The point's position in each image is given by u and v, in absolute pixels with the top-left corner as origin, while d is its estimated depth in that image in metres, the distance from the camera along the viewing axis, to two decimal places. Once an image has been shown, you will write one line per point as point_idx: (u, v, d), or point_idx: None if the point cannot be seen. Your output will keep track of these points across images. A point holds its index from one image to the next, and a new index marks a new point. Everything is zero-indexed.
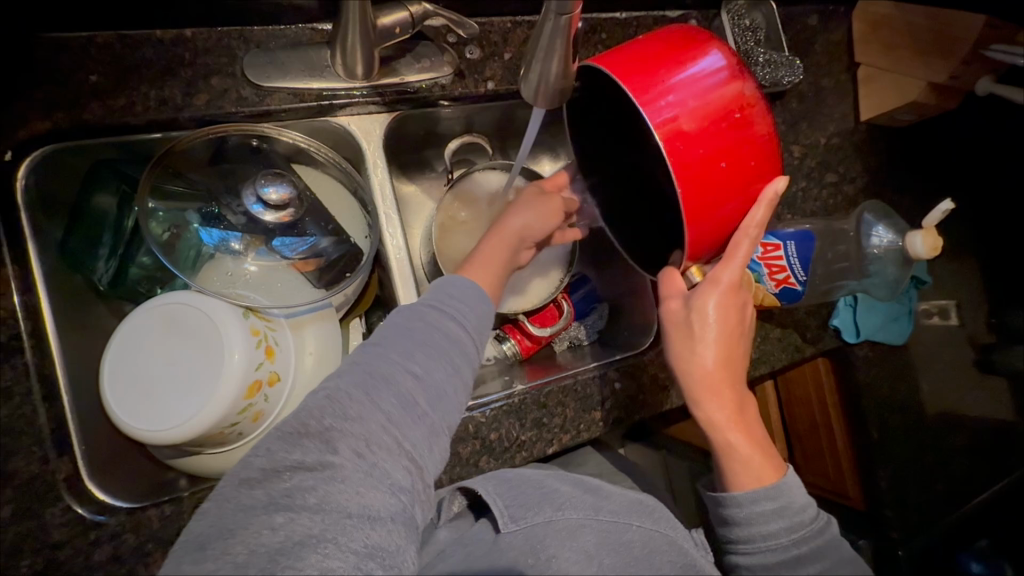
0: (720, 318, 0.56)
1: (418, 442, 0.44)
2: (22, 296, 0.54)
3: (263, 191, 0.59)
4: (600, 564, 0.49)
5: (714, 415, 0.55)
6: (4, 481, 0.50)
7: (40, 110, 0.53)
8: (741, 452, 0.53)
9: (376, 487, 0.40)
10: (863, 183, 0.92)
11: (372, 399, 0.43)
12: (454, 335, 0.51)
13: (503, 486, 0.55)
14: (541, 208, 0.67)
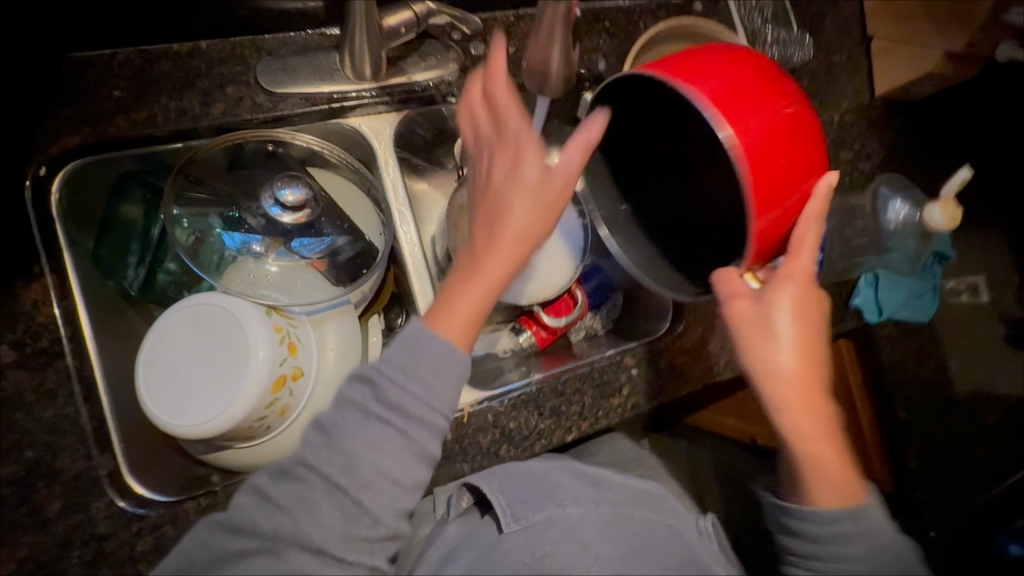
0: (790, 323, 0.51)
1: (377, 510, 0.45)
2: (61, 303, 0.56)
3: (280, 194, 0.61)
4: (599, 556, 0.49)
5: (803, 429, 0.49)
6: (53, 477, 0.54)
7: (70, 126, 0.56)
8: (827, 468, 0.49)
9: (334, 550, 0.43)
10: (880, 159, 0.90)
11: (323, 478, 0.44)
12: (423, 392, 0.47)
13: (505, 484, 0.58)
14: (544, 192, 0.49)
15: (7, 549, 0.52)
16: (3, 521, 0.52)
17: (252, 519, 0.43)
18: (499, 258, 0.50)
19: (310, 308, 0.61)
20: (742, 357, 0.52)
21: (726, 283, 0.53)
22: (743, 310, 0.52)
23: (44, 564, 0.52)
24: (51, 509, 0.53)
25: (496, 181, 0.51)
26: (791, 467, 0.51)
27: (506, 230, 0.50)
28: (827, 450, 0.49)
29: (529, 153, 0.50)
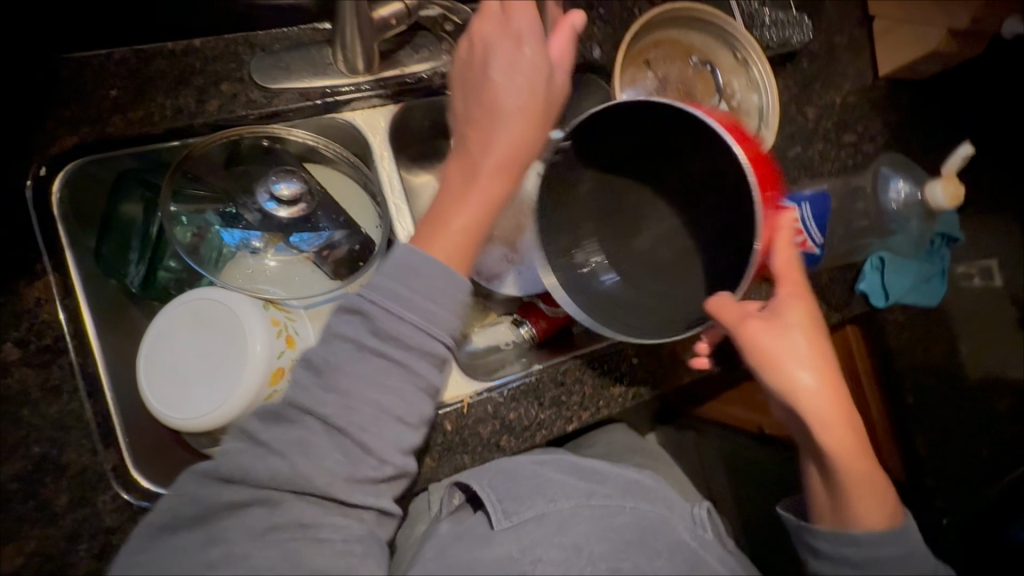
0: (800, 352, 0.51)
1: (379, 449, 0.48)
2: (64, 302, 0.57)
3: (274, 188, 0.62)
4: (590, 553, 0.53)
5: (839, 443, 0.51)
6: (60, 471, 0.55)
7: (69, 126, 0.57)
8: (869, 475, 0.51)
9: (337, 493, 0.47)
10: (884, 142, 0.88)
11: (321, 421, 0.47)
12: (421, 323, 0.49)
13: (498, 479, 0.61)
14: (529, 109, 0.54)
15: (17, 542, 0.53)
16: (13, 515, 0.53)
17: (251, 471, 0.46)
18: (492, 177, 0.54)
19: (307, 302, 0.62)
20: (771, 386, 0.51)
21: (734, 323, 0.50)
22: (759, 344, 0.51)
23: (53, 556, 0.54)
24: (59, 503, 0.54)
25: (490, 91, 0.54)
26: (837, 482, 0.51)
27: (502, 150, 0.53)
28: (865, 464, 0.51)
29: (527, 73, 0.53)
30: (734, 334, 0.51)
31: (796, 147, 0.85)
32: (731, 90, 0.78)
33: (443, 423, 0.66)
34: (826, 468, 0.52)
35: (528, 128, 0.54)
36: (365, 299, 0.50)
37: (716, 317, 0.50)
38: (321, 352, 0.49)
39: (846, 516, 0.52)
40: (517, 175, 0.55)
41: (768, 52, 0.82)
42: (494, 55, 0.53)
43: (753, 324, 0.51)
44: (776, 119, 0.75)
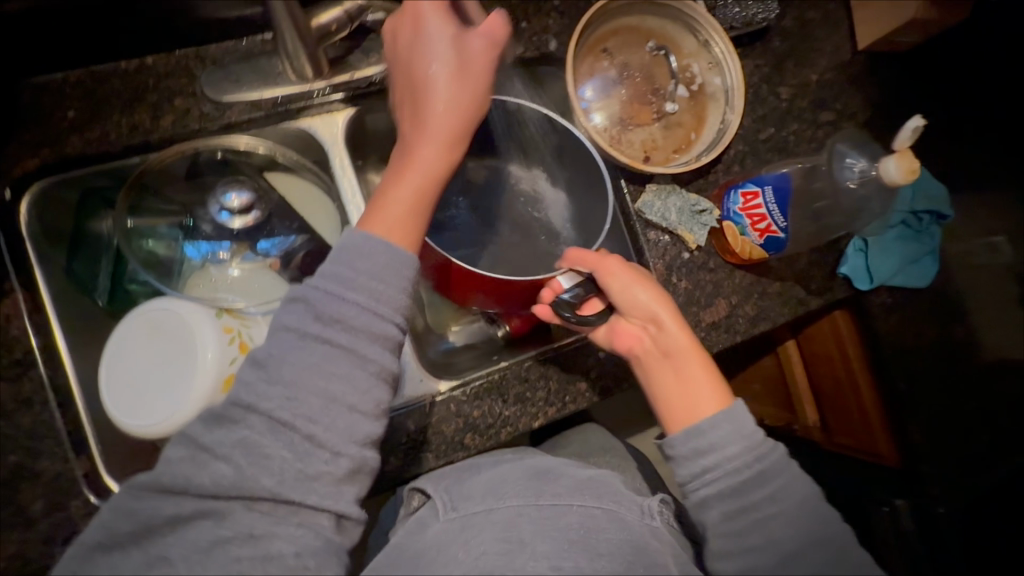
0: (643, 282, 0.67)
1: (332, 441, 0.47)
2: (33, 317, 0.60)
3: (225, 199, 0.65)
4: (533, 551, 0.55)
5: (677, 338, 0.66)
6: (34, 479, 0.57)
7: (29, 149, 0.59)
8: (705, 363, 0.65)
9: (291, 495, 0.45)
10: (865, 119, 0.85)
11: (266, 417, 0.46)
12: (365, 304, 0.49)
13: (452, 484, 0.65)
14: (451, 65, 0.53)
15: None
16: None
17: (198, 478, 0.44)
18: (431, 145, 0.54)
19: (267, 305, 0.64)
20: (624, 300, 0.66)
21: (594, 262, 0.66)
22: (616, 277, 0.66)
23: (30, 559, 0.56)
24: (35, 509, 0.57)
25: (409, 61, 0.54)
26: (682, 369, 0.65)
27: (432, 117, 0.53)
28: (702, 363, 0.65)
29: (450, 38, 0.52)
30: (597, 271, 0.66)
31: (769, 129, 0.82)
32: (691, 72, 0.78)
33: (407, 422, 0.67)
34: (675, 371, 0.65)
35: (459, 91, 0.54)
36: (307, 286, 0.49)
37: (580, 259, 0.66)
38: (266, 347, 0.48)
39: (697, 412, 0.62)
40: (459, 140, 0.55)
41: (732, 33, 0.80)
42: (413, 22, 0.53)
43: (611, 262, 0.66)
44: (740, 101, 0.74)
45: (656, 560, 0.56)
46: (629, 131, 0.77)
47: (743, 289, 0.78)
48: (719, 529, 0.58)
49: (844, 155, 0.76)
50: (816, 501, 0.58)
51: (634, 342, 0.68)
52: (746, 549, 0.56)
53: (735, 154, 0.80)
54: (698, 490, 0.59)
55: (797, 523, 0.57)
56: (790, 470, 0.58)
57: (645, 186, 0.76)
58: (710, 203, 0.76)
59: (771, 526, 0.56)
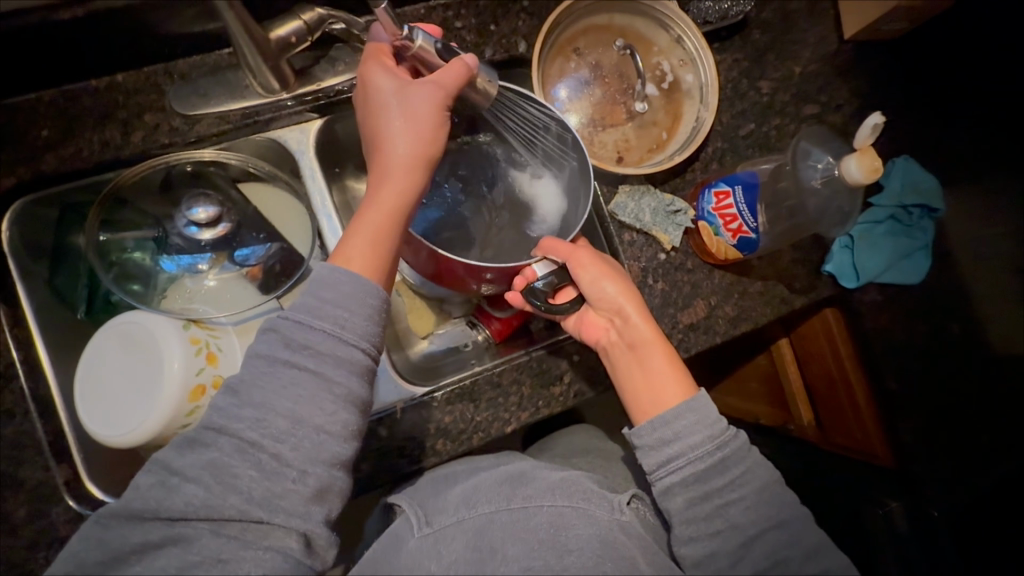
0: (611, 274, 0.67)
1: (299, 460, 0.47)
2: (14, 329, 0.63)
3: (192, 213, 0.67)
4: (504, 555, 0.55)
5: (643, 330, 0.66)
6: (17, 487, 0.60)
7: (6, 169, 0.62)
8: (671, 356, 0.65)
9: (261, 514, 0.46)
10: (852, 111, 0.81)
11: (235, 439, 0.46)
12: (330, 330, 0.50)
13: (426, 498, 0.65)
14: (405, 117, 0.54)
15: None
16: None
17: (173, 500, 0.45)
18: (390, 189, 0.55)
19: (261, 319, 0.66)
20: (595, 291, 0.66)
21: (566, 252, 0.65)
22: (587, 268, 0.65)
23: (15, 564, 0.58)
24: (18, 515, 0.59)
25: (367, 113, 0.56)
26: (649, 362, 0.65)
27: (386, 165, 0.55)
28: (666, 355, 0.65)
29: (404, 86, 0.54)
30: (568, 261, 0.65)
31: (750, 125, 0.80)
32: (662, 70, 0.77)
33: (379, 427, 0.68)
34: (639, 363, 0.65)
35: (416, 134, 0.54)
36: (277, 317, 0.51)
37: (551, 247, 0.65)
38: (237, 374, 0.49)
39: (660, 403, 0.62)
40: (417, 181, 0.56)
41: (706, 27, 0.78)
42: (370, 74, 0.55)
43: (582, 253, 0.66)
44: (714, 98, 0.73)
45: (624, 554, 0.56)
46: (600, 132, 0.76)
47: (721, 289, 0.77)
48: (683, 517, 0.57)
49: (808, 155, 0.73)
50: (774, 486, 0.58)
51: (601, 334, 0.68)
52: (710, 534, 0.57)
53: (714, 151, 0.78)
54: (663, 478, 0.59)
55: (761, 507, 0.57)
56: (751, 456, 0.59)
57: (618, 187, 0.75)
58: (685, 203, 0.75)
59: (732, 512, 0.57)
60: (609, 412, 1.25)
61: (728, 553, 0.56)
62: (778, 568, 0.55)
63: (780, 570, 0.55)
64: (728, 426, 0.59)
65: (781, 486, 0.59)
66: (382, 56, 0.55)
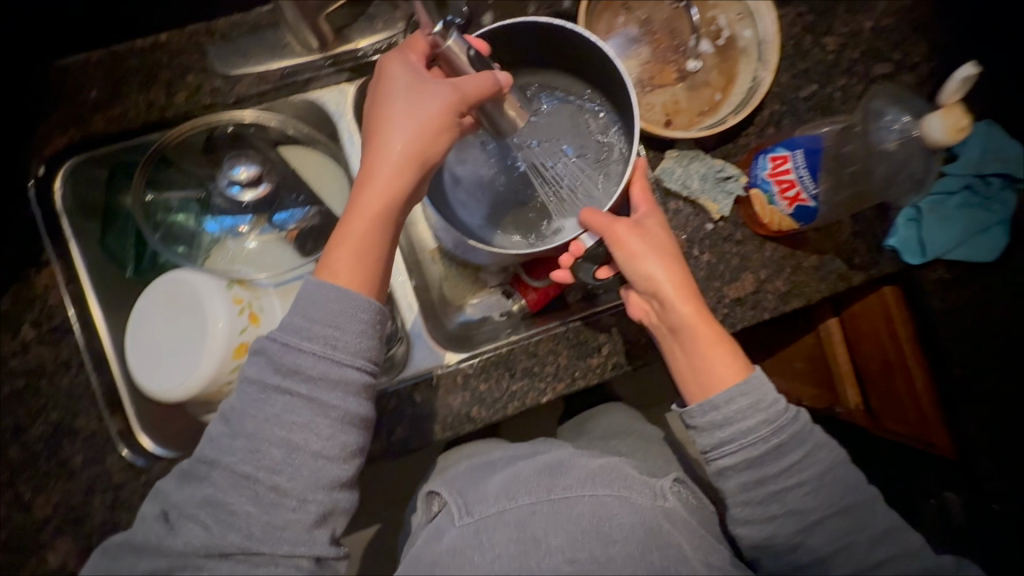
0: (652, 250, 0.62)
1: (297, 489, 0.48)
2: (68, 286, 0.64)
3: (235, 173, 0.66)
4: (548, 546, 0.55)
5: (689, 312, 0.60)
6: (75, 434, 0.63)
7: (59, 128, 0.64)
8: (722, 341, 0.59)
9: (260, 547, 0.47)
10: (929, 72, 0.74)
11: (227, 472, 0.48)
12: (322, 352, 0.49)
13: (466, 494, 0.65)
14: (413, 115, 0.53)
15: (44, 495, 0.62)
16: (40, 471, 0.62)
17: (173, 540, 0.47)
18: (386, 183, 0.54)
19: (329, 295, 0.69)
20: (635, 270, 0.62)
21: (603, 225, 0.62)
22: (626, 244, 0.62)
23: (74, 507, 0.62)
24: (76, 462, 0.62)
25: (378, 105, 0.55)
26: (695, 347, 0.60)
27: (386, 162, 0.54)
28: (715, 337, 0.60)
29: (419, 83, 0.55)
30: (605, 235, 0.63)
31: (812, 86, 0.74)
32: (717, 26, 0.73)
33: (414, 393, 0.68)
34: (685, 348, 0.60)
35: (419, 130, 0.54)
36: (266, 339, 0.51)
37: (590, 222, 0.62)
38: (233, 400, 0.51)
39: (711, 387, 0.58)
40: (411, 179, 0.54)
41: None
42: (393, 67, 0.56)
43: (621, 227, 0.62)
44: (772, 55, 0.68)
45: (670, 542, 0.56)
46: (648, 93, 0.73)
47: (773, 263, 0.72)
48: (739, 499, 0.56)
49: (882, 114, 0.69)
50: (839, 468, 0.56)
51: (644, 315, 0.65)
52: (767, 518, 0.55)
53: (770, 114, 0.73)
54: (717, 460, 0.57)
55: (821, 491, 0.55)
56: (814, 437, 0.56)
57: (665, 151, 0.72)
58: (737, 169, 0.71)
59: (792, 497, 0.55)
60: (643, 392, 1.23)
61: (787, 537, 0.55)
62: (843, 552, 0.54)
63: (845, 554, 0.54)
64: (788, 407, 0.56)
65: (847, 469, 0.56)
66: (410, 51, 0.57)
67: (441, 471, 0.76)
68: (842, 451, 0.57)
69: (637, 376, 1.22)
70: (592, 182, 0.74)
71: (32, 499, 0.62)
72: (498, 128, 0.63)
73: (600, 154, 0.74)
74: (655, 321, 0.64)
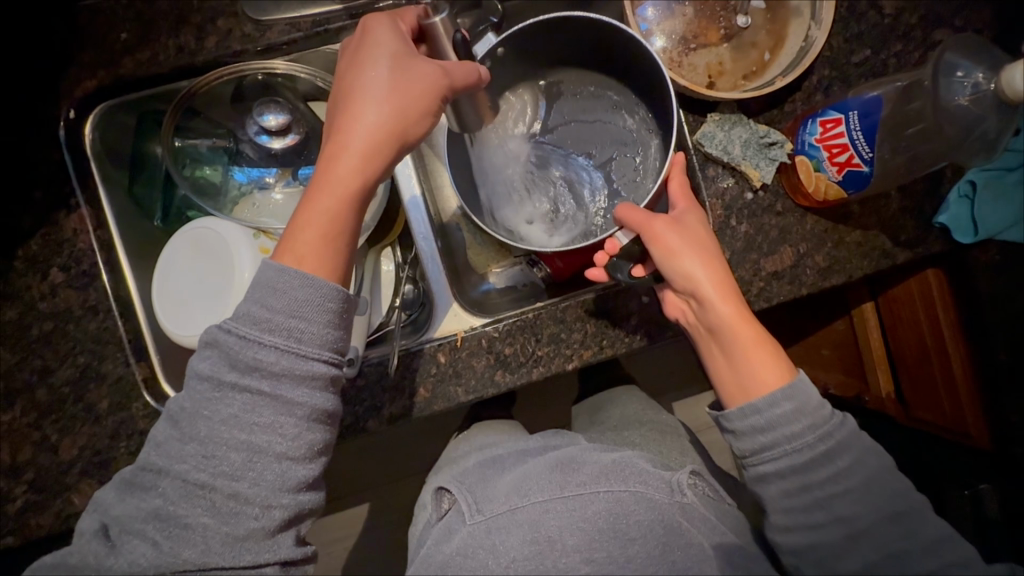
0: (691, 246, 0.59)
1: (259, 496, 0.46)
2: (97, 231, 0.64)
3: (263, 119, 0.64)
4: (563, 545, 0.55)
5: (727, 311, 0.58)
6: (102, 380, 0.63)
7: (88, 70, 0.64)
8: (763, 340, 0.57)
9: (218, 561, 0.45)
10: (995, 37, 0.68)
11: (178, 482, 0.46)
12: (285, 345, 0.47)
13: (477, 488, 0.64)
14: (397, 88, 0.51)
15: (70, 437, 0.62)
16: (66, 414, 0.63)
17: (114, 561, 0.45)
18: (359, 159, 0.51)
19: (368, 276, 0.73)
20: (669, 268, 0.59)
21: (640, 222, 0.60)
22: (663, 240, 0.59)
23: (99, 451, 0.62)
24: (101, 407, 0.63)
25: (356, 73, 0.52)
26: (735, 347, 0.58)
27: (359, 135, 0.51)
28: (755, 337, 0.57)
29: (402, 57, 0.52)
30: (642, 232, 0.60)
31: (865, 50, 0.70)
32: None
33: (438, 354, 0.67)
34: (725, 349, 0.58)
35: (400, 105, 0.51)
36: (219, 330, 0.48)
37: (624, 218, 0.61)
38: (180, 402, 0.48)
39: (749, 389, 0.56)
40: (386, 163, 0.53)
41: None
42: (378, 34, 0.52)
43: (659, 224, 0.60)
44: (827, 13, 0.65)
45: (691, 540, 0.55)
46: (692, 52, 0.71)
47: (814, 237, 0.69)
48: (783, 505, 0.54)
49: (954, 67, 0.62)
50: (884, 475, 0.53)
51: (681, 314, 0.63)
52: (810, 526, 0.53)
53: (818, 80, 0.69)
54: (757, 466, 0.55)
55: (869, 498, 0.52)
56: (860, 443, 0.53)
57: (707, 115, 0.70)
58: (783, 135, 0.68)
59: (840, 500, 0.52)
60: (662, 371, 1.20)
61: (832, 544, 0.52)
62: (890, 561, 0.51)
63: (891, 564, 0.51)
64: (834, 413, 0.54)
65: (892, 473, 0.53)
66: (399, 19, 0.54)
67: (454, 462, 0.76)
68: (885, 454, 0.54)
69: (658, 355, 1.20)
70: (626, 179, 0.73)
71: (58, 441, 0.62)
72: (462, 123, 0.64)
73: (635, 152, 0.73)
74: (693, 321, 0.62)
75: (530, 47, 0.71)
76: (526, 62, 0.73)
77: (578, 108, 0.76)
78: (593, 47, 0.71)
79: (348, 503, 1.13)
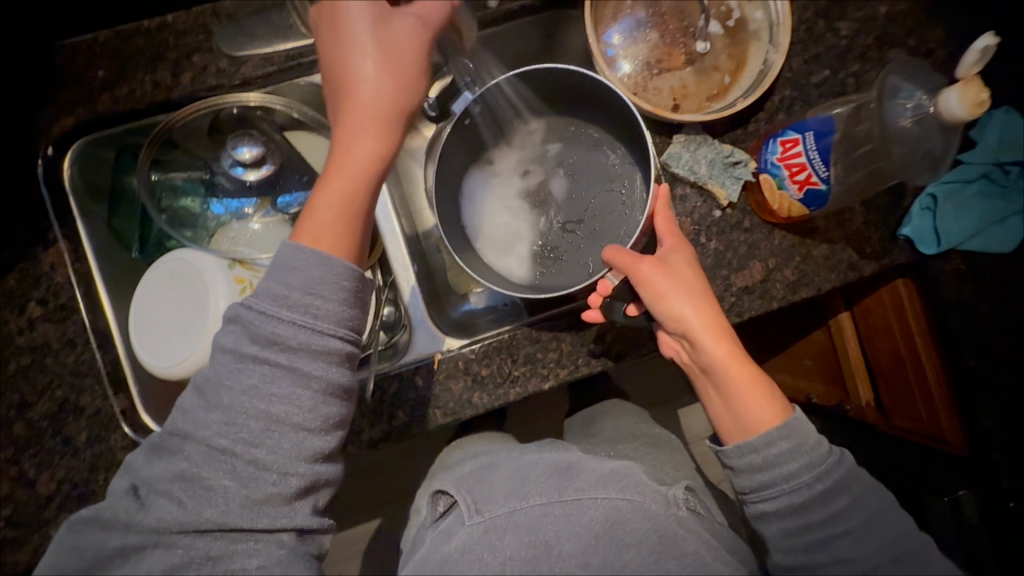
0: (678, 286, 0.60)
1: (278, 463, 0.47)
2: (75, 264, 0.65)
3: (237, 153, 0.65)
4: (559, 552, 0.55)
5: (719, 352, 0.58)
6: (80, 412, 0.63)
7: (66, 107, 0.66)
8: (758, 379, 0.57)
9: (239, 520, 0.46)
10: (947, 56, 0.71)
11: (203, 446, 0.47)
12: (301, 321, 0.48)
13: (475, 489, 0.64)
14: (389, 58, 0.51)
15: (49, 472, 0.62)
16: (45, 448, 0.63)
17: (145, 516, 0.46)
18: (366, 135, 0.52)
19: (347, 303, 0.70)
20: (660, 311, 0.59)
21: (626, 265, 0.61)
22: (650, 283, 0.59)
23: (77, 484, 0.62)
24: (80, 439, 0.63)
25: (342, 47, 0.51)
26: (730, 389, 0.58)
27: (362, 110, 0.51)
28: (748, 375, 0.57)
29: (382, 24, 0.51)
30: (629, 275, 0.61)
31: (824, 71, 0.72)
32: (728, 6, 0.73)
33: (415, 377, 0.68)
34: (719, 389, 0.59)
35: (395, 75, 0.52)
36: (242, 306, 0.49)
37: (612, 260, 0.61)
38: (206, 372, 0.49)
39: (746, 429, 0.57)
40: (390, 133, 0.53)
41: None
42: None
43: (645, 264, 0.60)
44: (784, 37, 0.67)
45: (685, 550, 0.55)
46: (656, 76, 0.74)
47: (783, 251, 0.70)
48: (783, 544, 0.55)
49: (896, 91, 0.64)
50: (870, 497, 0.54)
51: (676, 352, 0.63)
52: (811, 564, 0.54)
53: (781, 100, 0.72)
54: (756, 504, 0.56)
55: (849, 525, 0.53)
56: (859, 484, 0.54)
57: (673, 136, 0.72)
58: (746, 154, 0.70)
59: (826, 528, 0.53)
60: (652, 385, 1.21)
61: None
62: None
63: None
64: (831, 452, 0.55)
65: (867, 491, 0.54)
66: None
67: (448, 470, 0.76)
68: (858, 470, 0.55)
69: (647, 369, 1.21)
70: (607, 209, 0.74)
71: (37, 476, 0.62)
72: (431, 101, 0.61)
73: (622, 186, 0.74)
74: (687, 360, 0.62)
75: (516, 96, 0.72)
76: (507, 108, 0.74)
77: (562, 148, 0.78)
78: (568, 94, 0.73)
79: (338, 530, 1.13)
